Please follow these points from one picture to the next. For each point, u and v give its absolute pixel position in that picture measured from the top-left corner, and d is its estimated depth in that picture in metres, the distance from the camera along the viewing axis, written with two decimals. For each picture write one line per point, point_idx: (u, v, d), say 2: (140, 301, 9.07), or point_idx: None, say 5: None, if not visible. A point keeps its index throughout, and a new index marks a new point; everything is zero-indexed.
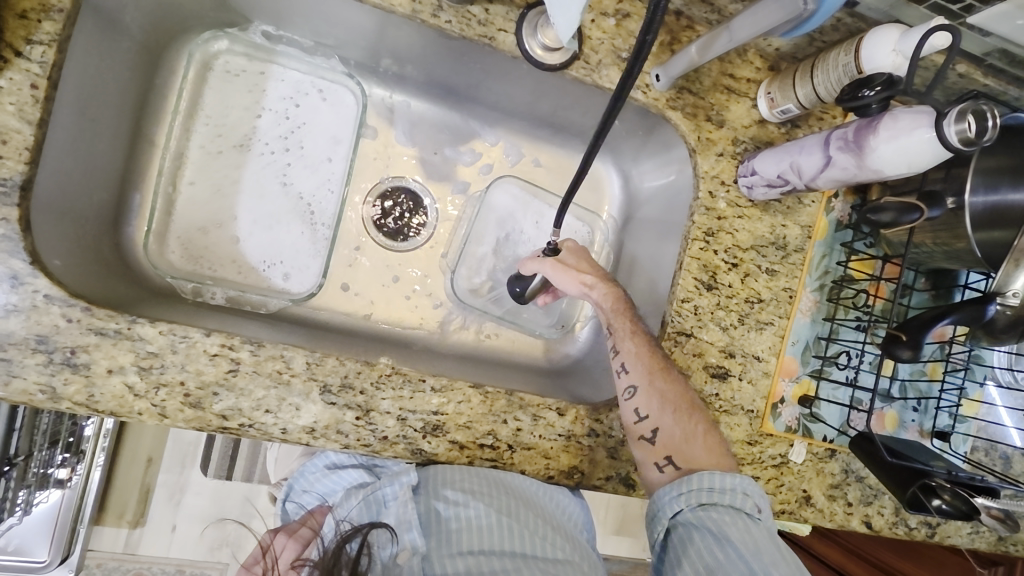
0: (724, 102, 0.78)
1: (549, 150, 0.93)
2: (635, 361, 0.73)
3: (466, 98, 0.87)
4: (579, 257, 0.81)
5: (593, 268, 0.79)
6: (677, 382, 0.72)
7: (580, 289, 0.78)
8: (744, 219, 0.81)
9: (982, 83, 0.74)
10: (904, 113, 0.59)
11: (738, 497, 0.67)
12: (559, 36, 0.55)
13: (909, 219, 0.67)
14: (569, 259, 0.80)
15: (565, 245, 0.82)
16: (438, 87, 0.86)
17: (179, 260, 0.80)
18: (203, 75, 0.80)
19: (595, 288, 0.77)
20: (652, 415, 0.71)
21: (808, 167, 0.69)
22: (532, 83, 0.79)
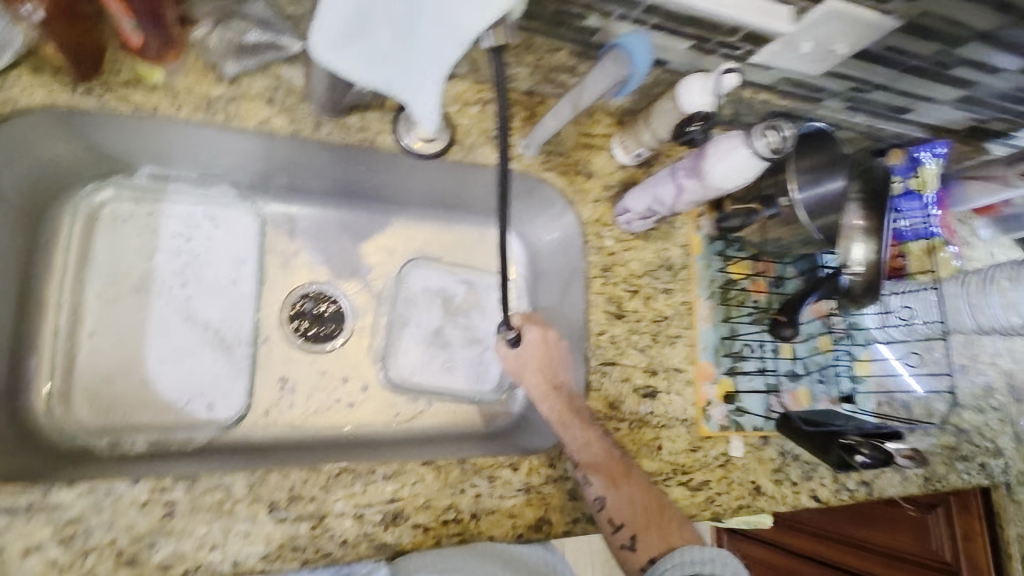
0: (588, 157, 0.90)
1: (446, 231, 0.98)
2: (597, 473, 0.75)
3: (362, 198, 0.93)
4: (539, 355, 0.79)
5: (546, 374, 0.79)
6: (638, 482, 0.75)
7: (537, 392, 0.79)
8: (631, 250, 0.90)
9: (781, 104, 0.91)
10: (722, 139, 0.71)
11: (719, 566, 0.67)
12: (427, 127, 0.57)
13: (753, 219, 0.87)
14: (527, 359, 0.79)
15: (526, 333, 0.80)
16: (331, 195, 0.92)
17: (88, 415, 0.76)
18: (91, 226, 0.80)
19: (546, 399, 0.78)
20: (626, 521, 0.73)
21: (668, 197, 0.80)
22: (420, 173, 0.87)
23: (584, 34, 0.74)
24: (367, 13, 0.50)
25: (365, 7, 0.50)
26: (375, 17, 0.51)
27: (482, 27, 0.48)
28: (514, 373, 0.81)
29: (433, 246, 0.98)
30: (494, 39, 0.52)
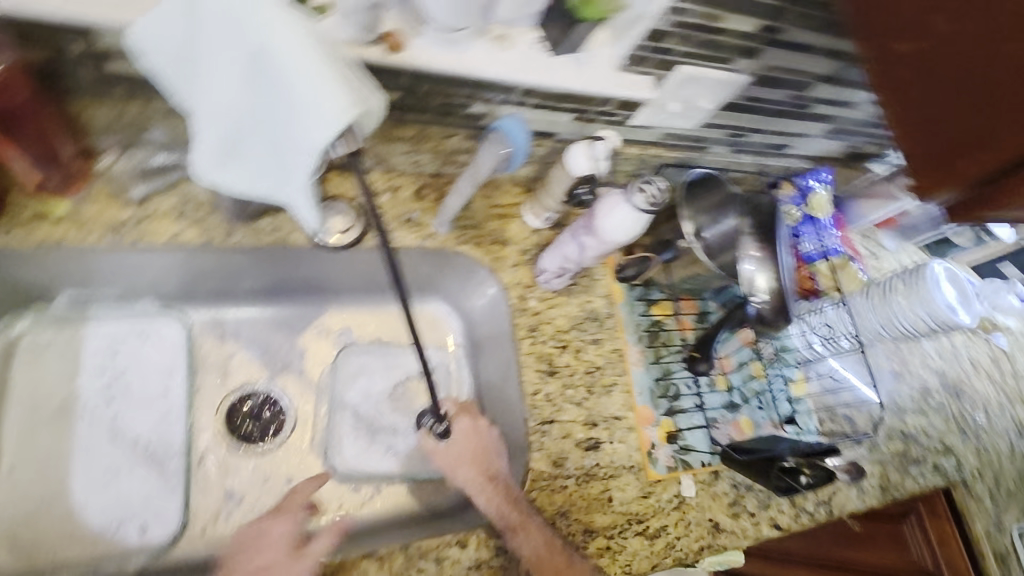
0: (502, 226, 0.95)
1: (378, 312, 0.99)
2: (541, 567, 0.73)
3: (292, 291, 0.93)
4: (470, 446, 0.82)
5: (479, 465, 0.81)
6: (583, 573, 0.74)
7: (472, 486, 0.80)
8: (556, 308, 0.94)
9: (672, 156, 0.98)
10: (606, 198, 0.76)
11: None
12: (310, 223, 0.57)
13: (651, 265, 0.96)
14: (461, 451, 0.82)
15: (457, 425, 0.84)
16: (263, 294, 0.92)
17: (11, 558, 0.74)
18: (9, 358, 0.80)
19: (483, 491, 0.79)
20: None
21: (574, 255, 0.83)
22: (346, 263, 0.90)
23: (473, 120, 0.81)
24: (234, 132, 0.55)
25: (231, 129, 0.54)
26: (242, 135, 0.55)
27: (322, 139, 0.51)
28: (448, 470, 0.82)
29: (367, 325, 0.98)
30: (342, 148, 0.54)
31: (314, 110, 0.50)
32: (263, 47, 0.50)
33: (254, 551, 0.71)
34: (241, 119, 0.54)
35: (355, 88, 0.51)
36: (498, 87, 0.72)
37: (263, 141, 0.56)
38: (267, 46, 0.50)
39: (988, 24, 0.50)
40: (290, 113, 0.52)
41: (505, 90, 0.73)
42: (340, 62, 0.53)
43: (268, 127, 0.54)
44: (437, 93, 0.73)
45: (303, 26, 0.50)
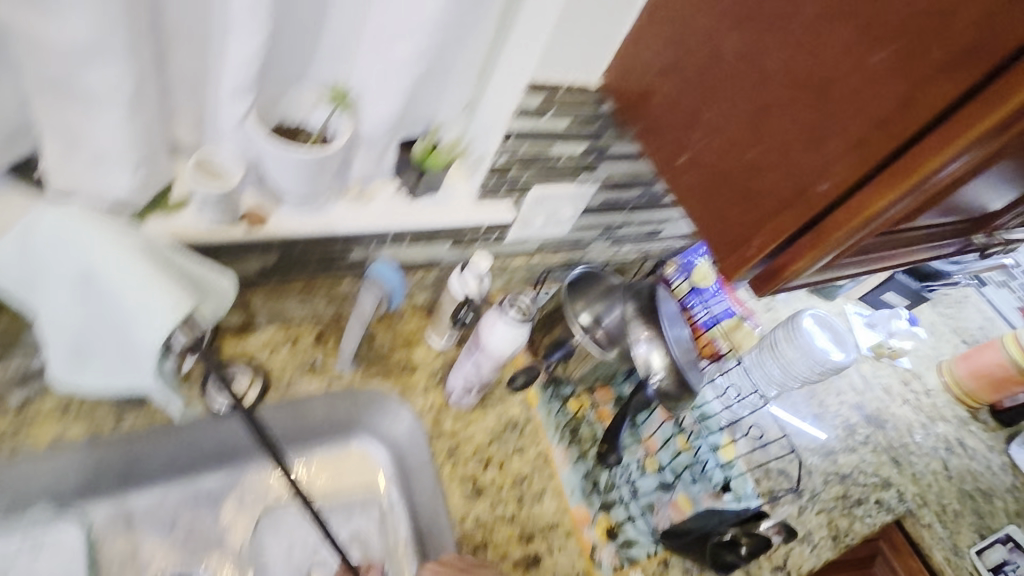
0: (407, 353, 0.97)
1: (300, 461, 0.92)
2: None
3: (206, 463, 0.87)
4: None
5: None
6: None
7: None
8: (472, 424, 0.94)
9: (557, 258, 1.06)
10: (486, 319, 0.82)
11: None
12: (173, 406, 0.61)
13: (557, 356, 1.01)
14: None
15: None
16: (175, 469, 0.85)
17: None
18: None
19: None
20: None
21: (472, 374, 0.86)
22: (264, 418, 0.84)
23: (355, 265, 0.86)
24: (82, 340, 0.57)
25: (76, 344, 0.57)
26: (91, 341, 0.58)
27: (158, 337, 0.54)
28: None
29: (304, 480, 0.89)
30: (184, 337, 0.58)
31: (149, 314, 0.54)
32: (90, 267, 0.53)
33: None
34: (86, 328, 0.57)
35: (185, 290, 0.55)
36: (364, 238, 0.79)
37: (113, 353, 0.58)
38: (94, 266, 0.53)
39: (745, 114, 0.54)
40: (124, 319, 0.55)
41: (374, 237, 0.79)
42: (172, 260, 0.57)
43: (112, 332, 0.57)
44: (313, 250, 0.78)
45: (129, 240, 0.54)
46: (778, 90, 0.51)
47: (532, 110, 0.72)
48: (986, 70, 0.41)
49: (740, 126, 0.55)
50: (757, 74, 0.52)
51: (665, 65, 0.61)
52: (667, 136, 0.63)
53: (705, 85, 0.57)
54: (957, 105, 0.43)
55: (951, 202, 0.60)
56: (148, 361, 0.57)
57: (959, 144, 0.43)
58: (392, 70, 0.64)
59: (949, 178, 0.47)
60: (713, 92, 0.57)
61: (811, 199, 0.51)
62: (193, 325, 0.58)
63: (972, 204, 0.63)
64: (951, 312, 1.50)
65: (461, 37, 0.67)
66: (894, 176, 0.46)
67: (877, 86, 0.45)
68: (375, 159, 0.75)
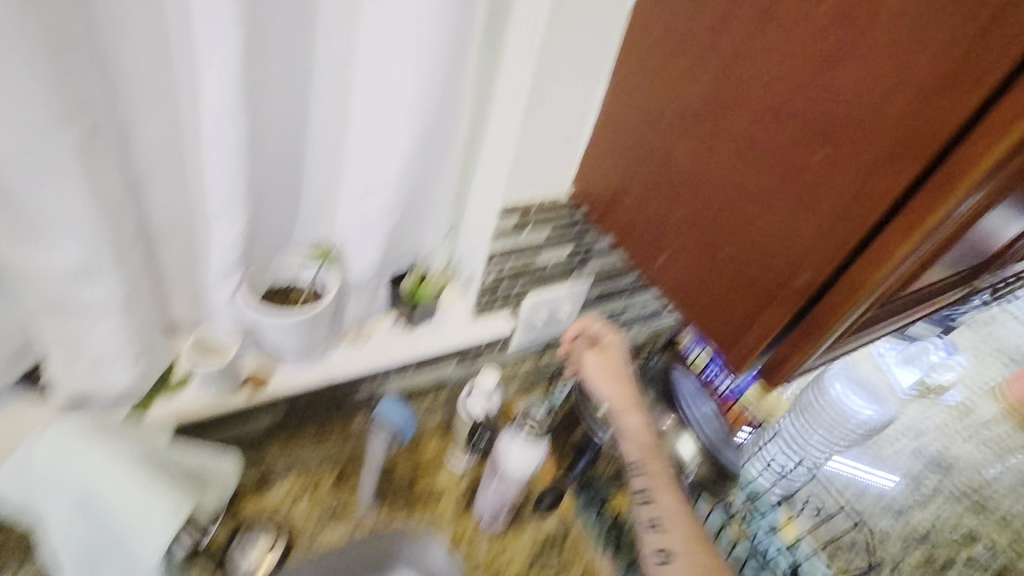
0: (430, 481, 0.93)
1: None
2: None
3: None
4: (618, 383, 0.88)
5: None
6: None
7: None
8: (508, 549, 0.88)
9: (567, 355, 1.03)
10: (501, 437, 0.79)
11: None
12: None
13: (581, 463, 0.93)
14: None
15: None
16: None
17: None
18: None
19: None
20: None
21: (497, 495, 0.81)
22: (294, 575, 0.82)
23: (364, 402, 0.85)
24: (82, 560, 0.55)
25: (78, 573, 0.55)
26: (95, 558, 0.55)
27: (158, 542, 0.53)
28: None
29: None
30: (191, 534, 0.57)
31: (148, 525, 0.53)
32: (86, 494, 0.53)
33: None
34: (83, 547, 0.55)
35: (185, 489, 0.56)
36: (368, 379, 0.80)
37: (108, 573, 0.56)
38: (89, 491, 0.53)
39: (714, 202, 0.55)
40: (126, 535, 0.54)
41: (379, 373, 0.79)
42: (172, 461, 0.58)
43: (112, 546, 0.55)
44: (318, 397, 0.78)
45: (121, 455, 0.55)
46: (745, 174, 0.52)
47: (512, 229, 0.75)
48: (942, 142, 0.39)
49: (712, 220, 0.56)
50: (723, 162, 0.53)
51: (638, 161, 0.64)
52: (651, 226, 0.64)
53: (677, 175, 0.59)
54: (926, 174, 0.41)
55: (972, 244, 0.53)
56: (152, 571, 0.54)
57: (941, 211, 0.40)
58: (367, 224, 0.68)
59: (949, 228, 0.43)
60: (686, 181, 0.58)
61: (799, 285, 0.49)
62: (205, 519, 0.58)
63: (981, 244, 0.55)
64: (989, 332, 1.44)
65: (429, 181, 0.71)
66: (890, 240, 0.43)
67: (835, 161, 0.45)
68: (367, 304, 0.78)
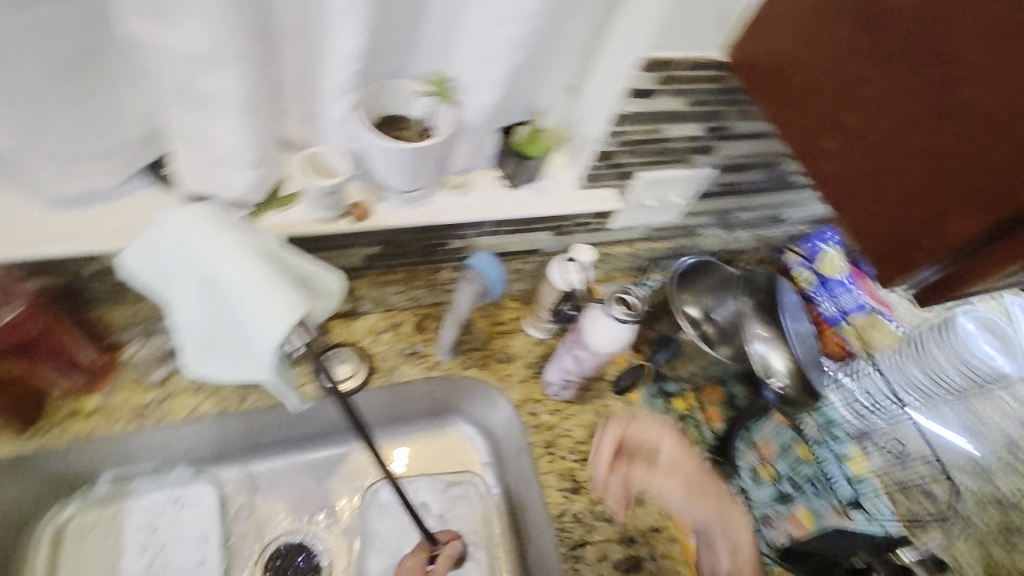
0: (505, 343, 0.95)
1: (416, 440, 1.01)
2: None
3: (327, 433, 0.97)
4: (686, 467, 0.84)
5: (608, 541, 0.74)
6: None
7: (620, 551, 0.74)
8: (570, 418, 0.92)
9: (662, 246, 0.97)
10: (589, 313, 0.77)
11: None
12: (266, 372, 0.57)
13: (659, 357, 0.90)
14: None
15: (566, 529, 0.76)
16: (301, 438, 0.96)
17: None
18: (58, 547, 0.84)
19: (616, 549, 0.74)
20: None
21: (573, 368, 0.83)
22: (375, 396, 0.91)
23: (454, 254, 0.85)
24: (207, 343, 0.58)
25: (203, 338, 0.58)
26: (218, 342, 0.59)
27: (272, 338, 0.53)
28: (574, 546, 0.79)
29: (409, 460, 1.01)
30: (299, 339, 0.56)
31: (265, 315, 0.53)
32: (212, 270, 0.53)
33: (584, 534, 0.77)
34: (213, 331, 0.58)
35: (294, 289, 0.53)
36: (469, 228, 0.77)
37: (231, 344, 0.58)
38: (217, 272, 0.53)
39: (936, 75, 0.46)
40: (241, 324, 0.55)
41: (474, 227, 0.77)
42: (278, 256, 0.56)
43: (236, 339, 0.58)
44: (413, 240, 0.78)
45: (249, 243, 0.54)
46: (979, 75, 0.44)
47: (648, 89, 0.66)
48: None
49: (922, 102, 0.47)
50: (960, 45, 0.44)
51: (831, 27, 0.53)
52: (825, 104, 0.56)
53: (886, 43, 0.49)
54: None
55: None
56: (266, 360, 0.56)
57: None
58: (489, 59, 0.62)
59: None
60: (894, 60, 0.49)
61: (974, 214, 0.46)
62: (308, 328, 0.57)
63: None
64: None
65: (562, 18, 0.63)
66: None
67: None
68: (474, 148, 0.74)
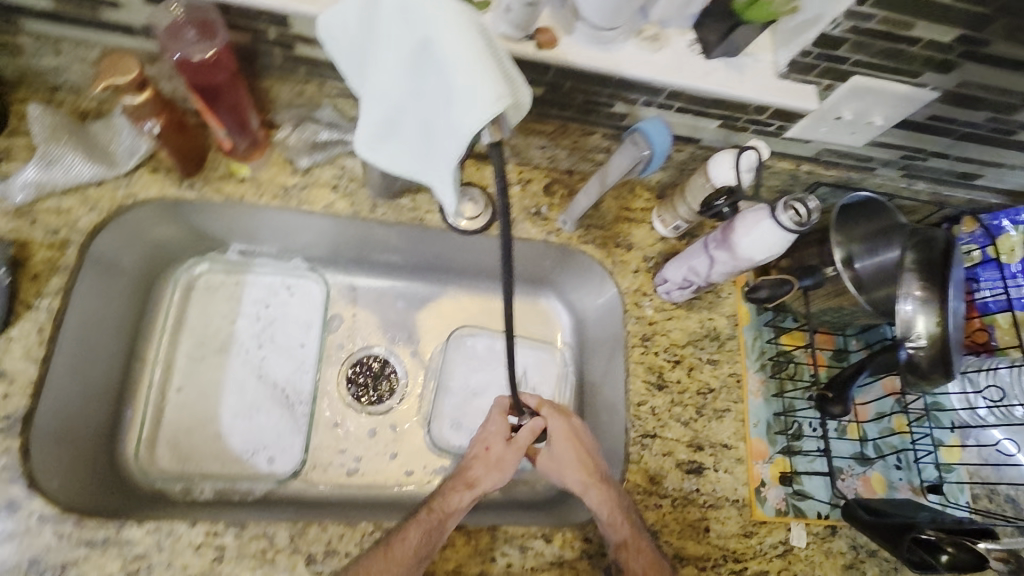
0: (628, 230, 0.92)
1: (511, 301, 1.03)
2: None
3: (429, 268, 1.00)
4: (573, 449, 0.79)
5: (586, 464, 0.78)
6: None
7: (580, 486, 0.77)
8: (674, 320, 0.90)
9: (828, 174, 0.88)
10: (748, 212, 0.71)
11: None
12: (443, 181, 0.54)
13: (783, 290, 0.80)
14: (558, 450, 0.79)
15: (551, 425, 0.81)
16: (403, 266, 0.99)
17: (168, 463, 0.86)
18: (187, 295, 0.92)
19: (591, 491, 0.76)
20: None
21: (702, 268, 0.79)
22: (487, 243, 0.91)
23: (614, 119, 0.79)
24: (390, 118, 0.54)
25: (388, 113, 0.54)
26: (399, 120, 0.54)
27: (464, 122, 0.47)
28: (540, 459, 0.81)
29: (498, 318, 1.03)
30: (490, 136, 0.47)
31: (469, 99, 0.46)
32: (431, 36, 0.48)
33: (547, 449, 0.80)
34: (398, 107, 0.53)
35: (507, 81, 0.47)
36: (641, 89, 0.71)
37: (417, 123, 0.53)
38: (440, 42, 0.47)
39: None
40: (445, 105, 0.49)
41: (650, 90, 0.71)
42: (491, 44, 0.50)
43: (424, 121, 0.53)
44: (581, 90, 0.73)
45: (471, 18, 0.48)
46: None
47: None
48: None
49: None
50: None
51: None
52: None
53: None
54: None
55: None
56: (451, 151, 0.50)
57: None
58: None
59: None
60: None
61: None
62: (502, 127, 0.48)
63: None
64: None
65: None
66: None
67: None
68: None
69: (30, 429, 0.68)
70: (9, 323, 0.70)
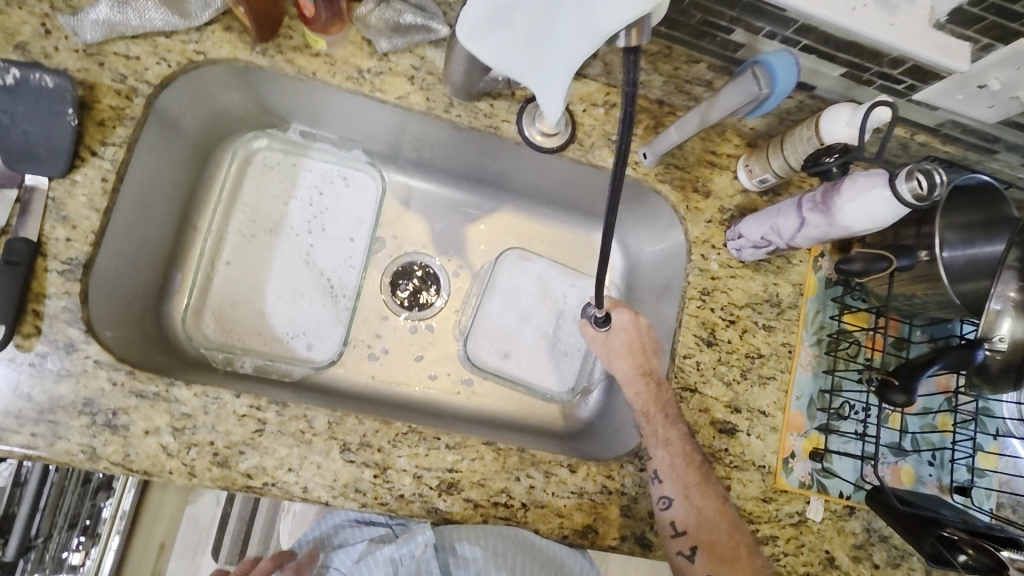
0: (708, 175, 0.86)
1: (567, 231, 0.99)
2: (669, 471, 0.74)
3: (489, 182, 0.96)
4: (627, 340, 0.82)
5: (635, 358, 0.80)
6: (712, 493, 0.75)
7: (626, 376, 0.80)
8: (737, 279, 0.86)
9: (943, 150, 0.80)
10: (861, 175, 0.66)
11: None
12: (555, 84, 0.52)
13: (877, 267, 0.75)
14: (615, 340, 0.82)
15: (616, 316, 0.83)
16: (464, 176, 0.95)
17: (212, 332, 0.87)
18: (244, 169, 0.90)
19: (634, 385, 0.79)
20: (675, 500, 0.74)
21: (786, 229, 0.74)
22: (557, 166, 0.86)
23: (727, 49, 0.71)
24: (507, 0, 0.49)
25: None
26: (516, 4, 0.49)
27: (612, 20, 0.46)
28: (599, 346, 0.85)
29: (550, 246, 0.99)
30: (631, 39, 0.46)
31: None
32: None
33: (605, 338, 0.83)
34: None
35: None
36: (771, 15, 0.63)
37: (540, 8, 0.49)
38: None
39: None
40: None
41: (781, 17, 0.63)
42: None
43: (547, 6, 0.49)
44: (702, 8, 0.65)
45: None
46: None
47: None
48: None
49: None
50: None
51: None
52: None
53: None
54: None
55: None
56: (580, 45, 0.49)
57: None
58: None
59: None
60: None
61: None
62: (641, 32, 0.46)
63: None
64: None
65: None
66: None
67: None
68: None
69: (89, 275, 0.68)
70: (74, 166, 0.68)
